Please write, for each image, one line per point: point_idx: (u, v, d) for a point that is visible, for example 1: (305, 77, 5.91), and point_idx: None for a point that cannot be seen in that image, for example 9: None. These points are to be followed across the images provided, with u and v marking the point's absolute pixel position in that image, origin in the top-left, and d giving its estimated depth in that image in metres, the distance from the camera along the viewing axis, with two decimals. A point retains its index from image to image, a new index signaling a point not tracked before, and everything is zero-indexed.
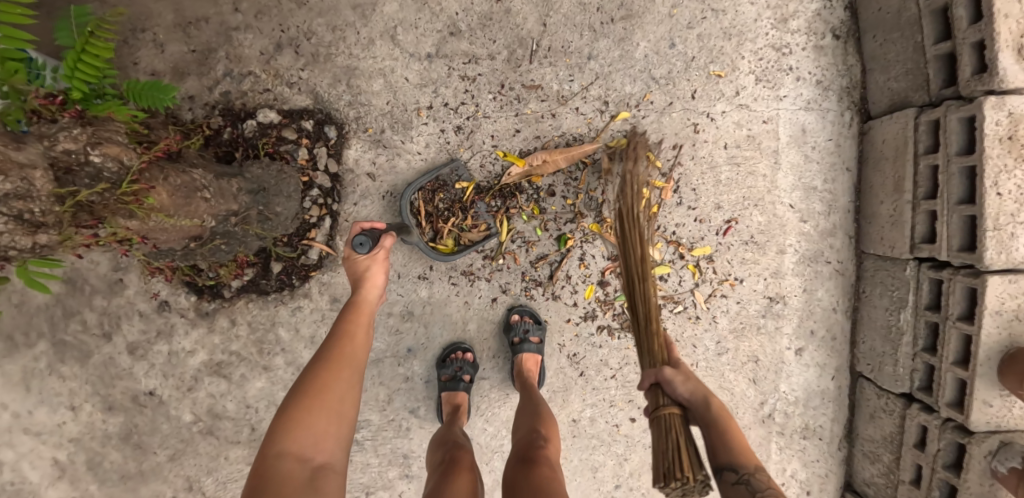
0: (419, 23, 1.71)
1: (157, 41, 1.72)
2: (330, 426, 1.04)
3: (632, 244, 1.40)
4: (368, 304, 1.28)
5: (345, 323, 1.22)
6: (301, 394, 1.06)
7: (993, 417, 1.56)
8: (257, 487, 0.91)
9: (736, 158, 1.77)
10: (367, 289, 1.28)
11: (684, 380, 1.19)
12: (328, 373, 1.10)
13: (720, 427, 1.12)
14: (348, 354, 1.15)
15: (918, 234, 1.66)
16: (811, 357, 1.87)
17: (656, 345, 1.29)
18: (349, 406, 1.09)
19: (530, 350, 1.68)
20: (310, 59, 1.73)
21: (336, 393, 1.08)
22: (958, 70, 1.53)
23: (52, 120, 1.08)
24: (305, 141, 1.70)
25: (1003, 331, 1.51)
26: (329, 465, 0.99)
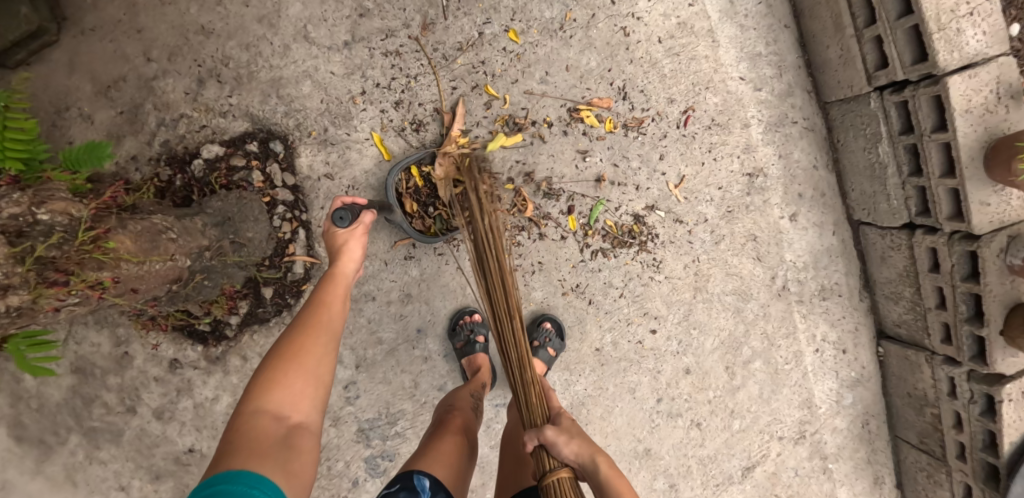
0: (326, 15, 1.71)
1: (84, 114, 1.71)
2: (308, 388, 1.03)
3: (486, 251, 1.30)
4: (346, 275, 1.24)
5: (321, 292, 1.19)
6: (278, 357, 1.04)
7: (995, 215, 1.55)
8: (227, 444, 0.91)
9: (673, 48, 1.75)
10: (344, 262, 1.25)
11: (567, 439, 1.14)
12: (306, 338, 1.08)
13: (609, 488, 1.08)
14: (326, 319, 1.13)
15: (871, 64, 1.64)
16: (807, 219, 1.86)
17: (534, 398, 1.29)
18: (327, 370, 1.08)
19: (542, 358, 1.70)
20: (234, 83, 1.72)
21: (314, 356, 1.06)
22: None
23: None
24: (255, 163, 1.71)
25: (978, 128, 1.49)
26: (306, 426, 0.99)
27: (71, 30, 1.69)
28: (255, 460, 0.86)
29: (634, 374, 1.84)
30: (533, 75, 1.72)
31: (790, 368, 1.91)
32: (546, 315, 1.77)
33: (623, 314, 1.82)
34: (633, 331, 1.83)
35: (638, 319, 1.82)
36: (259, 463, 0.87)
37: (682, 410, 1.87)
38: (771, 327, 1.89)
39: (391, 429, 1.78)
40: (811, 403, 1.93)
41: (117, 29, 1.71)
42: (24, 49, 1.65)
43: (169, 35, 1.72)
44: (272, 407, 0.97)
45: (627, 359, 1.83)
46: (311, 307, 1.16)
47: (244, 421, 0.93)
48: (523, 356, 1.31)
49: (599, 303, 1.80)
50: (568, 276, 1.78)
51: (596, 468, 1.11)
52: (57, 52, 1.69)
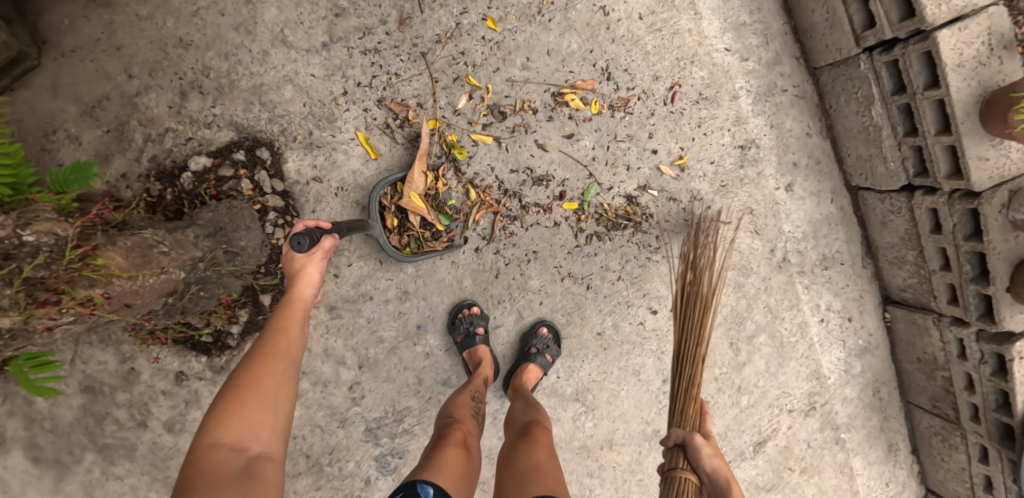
0: (302, 18, 1.70)
1: (72, 135, 1.72)
2: (266, 418, 1.04)
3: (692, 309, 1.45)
4: (302, 301, 1.26)
5: (277, 322, 1.21)
6: (234, 389, 1.05)
7: (995, 171, 1.51)
8: (186, 479, 0.90)
9: (656, 24, 1.72)
10: (300, 288, 1.26)
11: (710, 453, 1.19)
12: (261, 369, 1.10)
13: None
14: (282, 348, 1.16)
15: (858, 25, 1.61)
16: (803, 188, 1.83)
17: (691, 411, 1.34)
18: (285, 399, 1.09)
19: (539, 363, 1.69)
20: (216, 94, 1.72)
21: (270, 386, 1.08)
22: None
23: None
24: (243, 172, 1.71)
25: (972, 82, 1.45)
26: (267, 455, 0.99)
27: (52, 53, 1.70)
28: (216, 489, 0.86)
29: (638, 357, 1.83)
30: (515, 62, 1.70)
31: (796, 339, 1.89)
32: (544, 321, 1.77)
33: (623, 297, 1.80)
34: (634, 313, 1.81)
35: (638, 300, 1.81)
36: (219, 492, 0.86)
37: None
38: (774, 300, 1.87)
39: (399, 427, 1.78)
40: (820, 374, 1.91)
41: (97, 48, 1.71)
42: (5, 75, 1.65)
43: (148, 51, 1.72)
44: (230, 438, 0.98)
45: (629, 342, 1.82)
46: (267, 338, 1.18)
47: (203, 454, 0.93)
48: (693, 376, 1.38)
49: (597, 287, 1.79)
50: (564, 262, 1.77)
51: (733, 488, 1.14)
52: (39, 76, 1.69)
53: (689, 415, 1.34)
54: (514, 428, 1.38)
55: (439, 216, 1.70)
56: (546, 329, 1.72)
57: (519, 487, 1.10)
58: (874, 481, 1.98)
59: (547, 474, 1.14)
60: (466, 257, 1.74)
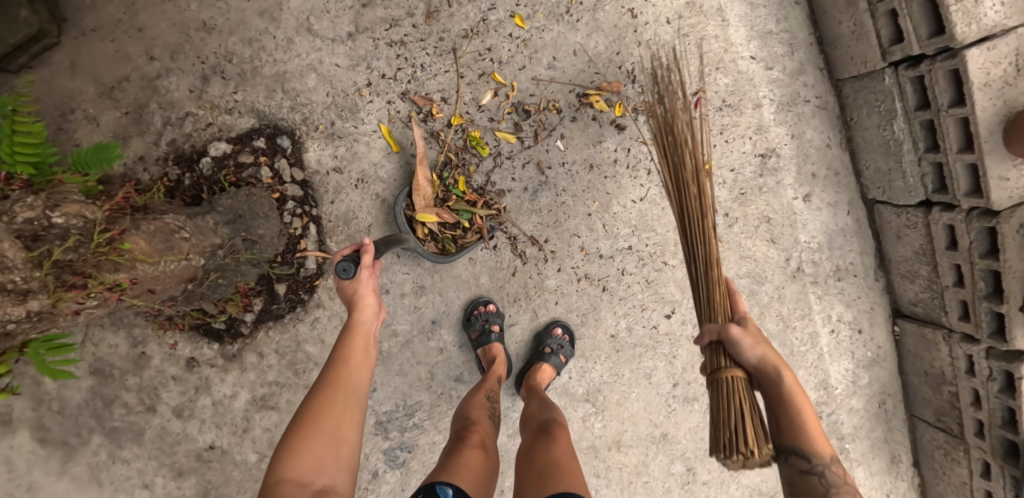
0: (328, 6, 1.68)
1: (90, 116, 1.70)
2: (329, 451, 1.03)
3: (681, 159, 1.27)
4: (365, 324, 1.22)
5: (341, 349, 1.19)
6: (299, 424, 1.06)
7: (1015, 191, 1.52)
8: None
9: (682, 29, 1.71)
10: (360, 310, 1.23)
11: (753, 344, 1.15)
12: (325, 400, 1.09)
13: (788, 401, 1.10)
14: (344, 377, 1.14)
15: (885, 39, 1.61)
16: (821, 199, 1.84)
17: (717, 297, 1.24)
18: (351, 430, 1.08)
19: (553, 364, 1.69)
20: (238, 79, 1.71)
21: (334, 418, 1.07)
22: None
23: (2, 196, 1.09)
24: (263, 160, 1.70)
25: (997, 102, 1.45)
26: (332, 489, 0.99)
27: (72, 32, 1.68)
28: None
29: (650, 360, 1.84)
30: (541, 61, 1.70)
31: (806, 349, 1.91)
32: (558, 322, 1.77)
33: (638, 300, 1.81)
34: (648, 317, 1.82)
35: (653, 304, 1.81)
36: None
37: (698, 393, 1.87)
38: (786, 309, 1.88)
39: (409, 421, 1.78)
40: (828, 384, 1.93)
41: (119, 29, 1.70)
42: (25, 53, 1.62)
43: (169, 33, 1.70)
44: (296, 474, 0.97)
45: (642, 344, 1.83)
46: (330, 367, 1.16)
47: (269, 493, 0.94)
48: (709, 255, 1.25)
49: (613, 290, 1.80)
50: (581, 263, 1.77)
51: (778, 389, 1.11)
52: (58, 54, 1.67)
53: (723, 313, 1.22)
54: (531, 427, 1.38)
55: (460, 214, 1.68)
56: (560, 329, 1.73)
57: (540, 483, 1.10)
58: (876, 491, 2.00)
59: (564, 470, 1.14)
60: (483, 255, 1.74)
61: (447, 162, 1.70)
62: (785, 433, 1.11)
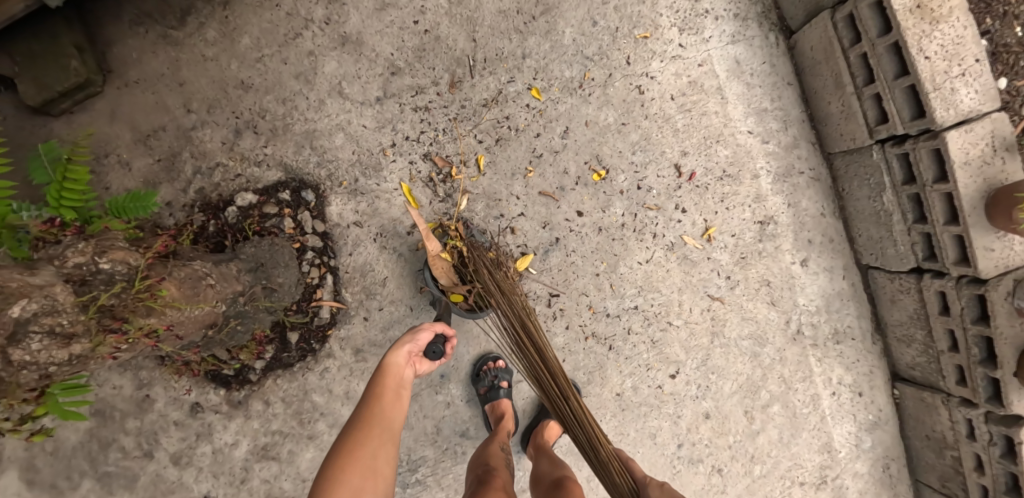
0: (360, 73, 1.82)
1: (123, 161, 1.80)
2: (366, 482, 1.12)
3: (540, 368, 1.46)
4: (397, 366, 1.36)
5: (374, 393, 1.31)
6: (337, 456, 1.14)
7: (999, 260, 1.61)
8: None
9: (685, 105, 1.86)
10: (394, 353, 1.37)
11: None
12: (360, 434, 1.20)
13: None
14: (379, 413, 1.25)
15: (871, 119, 1.75)
16: (817, 264, 1.93)
17: (617, 473, 1.34)
18: (386, 464, 1.17)
19: (560, 424, 1.72)
20: (269, 135, 1.84)
21: (368, 451, 1.17)
22: None
23: (54, 240, 1.21)
24: (287, 211, 1.79)
25: (978, 179, 1.57)
26: None
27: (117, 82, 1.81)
28: None
29: (655, 419, 1.86)
30: (555, 130, 1.82)
31: (808, 411, 1.93)
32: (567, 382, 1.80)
33: (643, 359, 1.85)
34: (652, 376, 1.85)
35: (657, 364, 1.85)
36: None
37: (702, 455, 1.89)
38: (787, 371, 1.92)
39: (412, 476, 1.77)
40: (829, 447, 1.94)
41: (161, 83, 1.83)
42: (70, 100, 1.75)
43: (209, 88, 1.85)
44: None
45: (647, 404, 1.85)
46: (366, 403, 1.28)
47: None
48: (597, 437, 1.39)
49: (619, 348, 1.84)
50: (588, 321, 1.82)
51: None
52: (100, 102, 1.79)
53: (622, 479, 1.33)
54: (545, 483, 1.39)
55: None
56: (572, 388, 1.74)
57: None
58: None
59: None
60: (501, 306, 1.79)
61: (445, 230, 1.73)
62: None
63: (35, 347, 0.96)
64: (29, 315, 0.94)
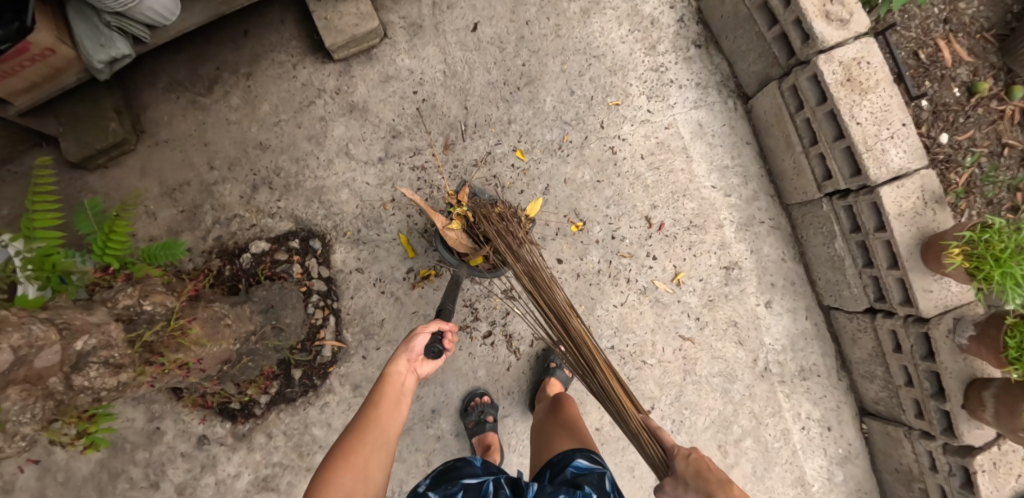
0: (365, 136, 2.06)
1: (150, 211, 2.12)
2: (354, 488, 1.15)
3: (577, 337, 1.57)
4: (397, 375, 1.40)
5: (376, 401, 1.35)
6: (331, 458, 1.19)
7: (939, 300, 1.78)
8: None
9: (654, 163, 2.08)
10: (394, 361, 1.42)
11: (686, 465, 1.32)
12: (356, 441, 1.24)
13: None
14: (374, 419, 1.29)
15: (818, 175, 1.96)
16: (780, 305, 2.10)
17: (648, 438, 1.44)
18: (376, 471, 1.21)
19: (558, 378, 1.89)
20: (283, 190, 2.07)
21: (360, 457, 1.20)
22: (775, 56, 1.99)
23: (106, 285, 1.47)
24: (295, 258, 1.99)
25: (912, 228, 1.77)
26: None
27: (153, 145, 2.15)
28: None
29: (633, 453, 1.98)
30: (537, 186, 2.04)
31: (778, 445, 2.05)
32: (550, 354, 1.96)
33: None
34: None
35: (634, 400, 1.99)
36: None
37: None
38: (757, 407, 2.05)
39: None
40: (799, 480, 2.05)
41: (188, 143, 2.17)
42: (105, 156, 2.13)
43: (230, 147, 2.14)
44: None
45: (625, 438, 1.98)
46: (365, 410, 1.33)
47: None
48: (626, 407, 1.51)
49: None
50: None
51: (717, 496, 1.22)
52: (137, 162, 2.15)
53: (653, 448, 1.43)
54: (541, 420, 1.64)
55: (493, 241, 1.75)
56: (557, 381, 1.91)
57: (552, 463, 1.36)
58: None
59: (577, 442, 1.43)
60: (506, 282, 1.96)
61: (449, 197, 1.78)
62: None
63: (92, 375, 1.14)
64: (89, 348, 1.12)
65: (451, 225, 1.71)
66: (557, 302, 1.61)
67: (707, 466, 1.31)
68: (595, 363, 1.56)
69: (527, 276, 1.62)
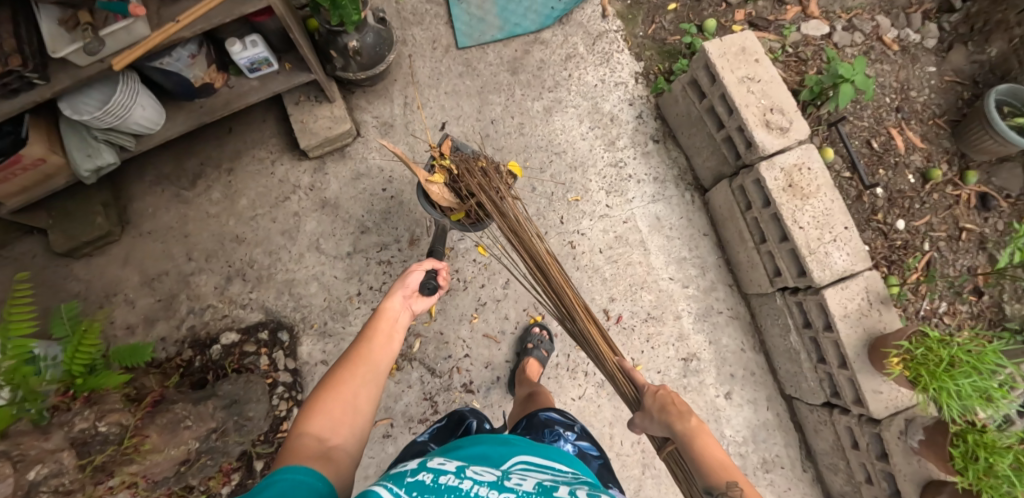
0: (335, 231, 2.18)
1: (129, 299, 2.22)
2: (345, 414, 1.23)
3: (558, 287, 1.70)
4: (389, 313, 1.47)
5: (368, 332, 1.43)
6: (322, 386, 1.27)
7: (890, 401, 1.80)
8: (281, 455, 1.10)
9: (612, 256, 2.16)
10: (387, 301, 1.49)
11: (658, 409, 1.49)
12: (348, 370, 1.31)
13: (699, 448, 1.38)
14: (365, 353, 1.36)
15: (770, 271, 2.01)
16: (740, 396, 2.12)
17: (626, 381, 1.62)
18: (366, 402, 1.28)
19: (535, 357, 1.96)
20: (256, 282, 2.16)
21: (350, 387, 1.27)
22: (726, 156, 2.08)
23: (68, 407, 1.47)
24: (263, 349, 2.07)
25: (858, 330, 1.81)
26: (342, 446, 1.18)
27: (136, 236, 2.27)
28: (296, 462, 1.06)
29: None
30: (497, 281, 2.10)
31: None
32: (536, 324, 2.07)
33: None
34: None
35: None
36: (304, 462, 1.07)
37: None
38: None
39: None
40: None
41: (169, 233, 2.28)
42: (91, 245, 2.24)
43: (207, 239, 2.24)
44: (315, 430, 1.17)
45: None
46: (356, 344, 1.38)
47: (294, 440, 1.14)
48: (607, 357, 1.68)
49: None
50: None
51: (675, 428, 1.43)
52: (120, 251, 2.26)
53: (627, 387, 1.61)
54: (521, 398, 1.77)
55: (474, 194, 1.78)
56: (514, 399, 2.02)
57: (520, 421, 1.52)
58: None
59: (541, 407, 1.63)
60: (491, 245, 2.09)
61: (430, 149, 1.78)
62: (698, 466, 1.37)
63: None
64: (40, 477, 1.23)
65: (434, 179, 1.73)
66: (539, 252, 1.72)
67: (681, 409, 1.47)
68: (575, 311, 1.71)
69: (511, 231, 1.72)
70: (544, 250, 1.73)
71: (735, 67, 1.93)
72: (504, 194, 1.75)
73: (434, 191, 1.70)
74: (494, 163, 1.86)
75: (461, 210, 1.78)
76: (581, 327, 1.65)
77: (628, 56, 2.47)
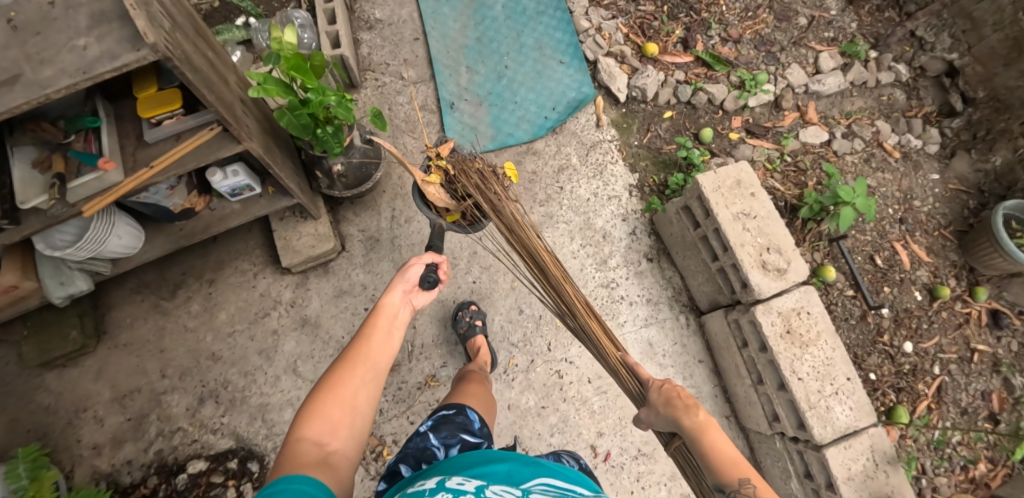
0: (313, 352, 2.13)
1: (98, 416, 2.12)
2: (345, 417, 1.24)
3: (556, 282, 1.75)
4: (388, 307, 1.45)
5: (365, 329, 1.40)
6: (323, 384, 1.28)
7: None
8: (281, 463, 1.13)
9: (600, 387, 2.14)
10: (386, 295, 1.47)
11: (664, 404, 1.52)
12: (346, 369, 1.31)
13: (710, 450, 1.42)
14: (363, 351, 1.35)
15: (768, 413, 1.90)
16: None
17: (631, 376, 1.68)
18: (365, 402, 1.29)
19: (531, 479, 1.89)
20: (228, 404, 2.09)
21: (349, 389, 1.28)
22: (721, 287, 2.00)
23: None
24: (231, 480, 1.99)
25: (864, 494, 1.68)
26: (343, 451, 1.20)
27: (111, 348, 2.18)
28: (300, 473, 1.09)
29: None
30: None
31: None
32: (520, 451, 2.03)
33: None
34: None
35: None
36: (305, 472, 1.10)
37: None
38: None
39: None
40: None
41: (145, 346, 2.19)
42: (65, 356, 2.15)
43: (183, 355, 2.16)
44: (316, 436, 1.19)
45: None
46: (355, 342, 1.37)
47: (295, 445, 1.16)
48: (612, 351, 1.72)
49: None
50: None
51: (682, 423, 1.46)
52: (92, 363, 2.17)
53: (630, 381, 1.68)
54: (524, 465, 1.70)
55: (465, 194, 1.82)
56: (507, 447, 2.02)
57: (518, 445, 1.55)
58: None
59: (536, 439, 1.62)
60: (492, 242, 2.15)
61: (426, 150, 1.82)
62: (705, 459, 1.43)
63: None
64: None
65: (429, 180, 1.76)
66: (538, 251, 1.77)
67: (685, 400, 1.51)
68: (575, 307, 1.76)
69: (507, 230, 1.79)
70: (540, 246, 1.78)
71: (730, 202, 1.86)
72: (500, 194, 1.79)
73: (432, 191, 1.74)
74: (490, 166, 1.90)
75: (457, 212, 1.81)
76: (580, 323, 1.72)
77: (622, 167, 2.43)
